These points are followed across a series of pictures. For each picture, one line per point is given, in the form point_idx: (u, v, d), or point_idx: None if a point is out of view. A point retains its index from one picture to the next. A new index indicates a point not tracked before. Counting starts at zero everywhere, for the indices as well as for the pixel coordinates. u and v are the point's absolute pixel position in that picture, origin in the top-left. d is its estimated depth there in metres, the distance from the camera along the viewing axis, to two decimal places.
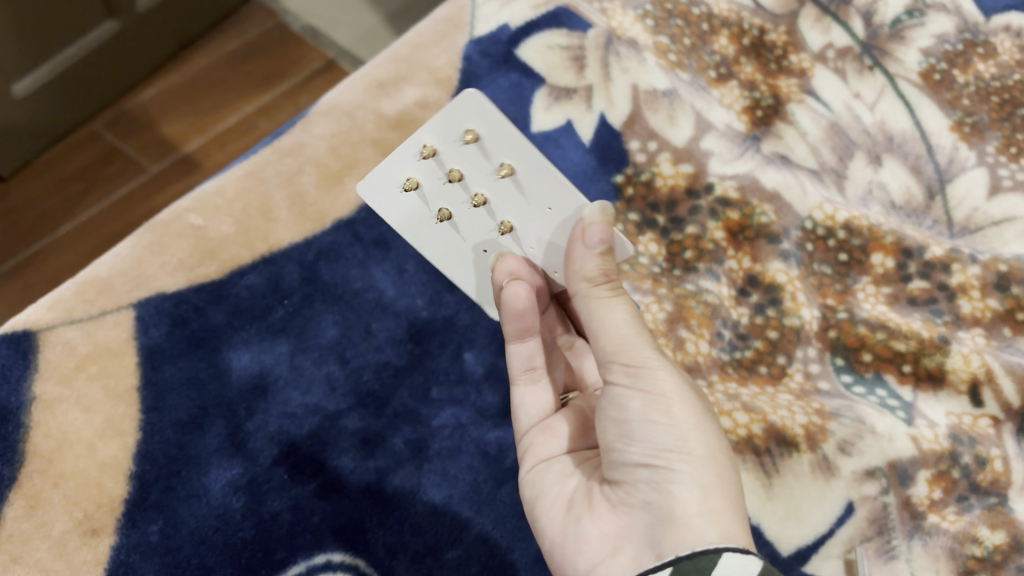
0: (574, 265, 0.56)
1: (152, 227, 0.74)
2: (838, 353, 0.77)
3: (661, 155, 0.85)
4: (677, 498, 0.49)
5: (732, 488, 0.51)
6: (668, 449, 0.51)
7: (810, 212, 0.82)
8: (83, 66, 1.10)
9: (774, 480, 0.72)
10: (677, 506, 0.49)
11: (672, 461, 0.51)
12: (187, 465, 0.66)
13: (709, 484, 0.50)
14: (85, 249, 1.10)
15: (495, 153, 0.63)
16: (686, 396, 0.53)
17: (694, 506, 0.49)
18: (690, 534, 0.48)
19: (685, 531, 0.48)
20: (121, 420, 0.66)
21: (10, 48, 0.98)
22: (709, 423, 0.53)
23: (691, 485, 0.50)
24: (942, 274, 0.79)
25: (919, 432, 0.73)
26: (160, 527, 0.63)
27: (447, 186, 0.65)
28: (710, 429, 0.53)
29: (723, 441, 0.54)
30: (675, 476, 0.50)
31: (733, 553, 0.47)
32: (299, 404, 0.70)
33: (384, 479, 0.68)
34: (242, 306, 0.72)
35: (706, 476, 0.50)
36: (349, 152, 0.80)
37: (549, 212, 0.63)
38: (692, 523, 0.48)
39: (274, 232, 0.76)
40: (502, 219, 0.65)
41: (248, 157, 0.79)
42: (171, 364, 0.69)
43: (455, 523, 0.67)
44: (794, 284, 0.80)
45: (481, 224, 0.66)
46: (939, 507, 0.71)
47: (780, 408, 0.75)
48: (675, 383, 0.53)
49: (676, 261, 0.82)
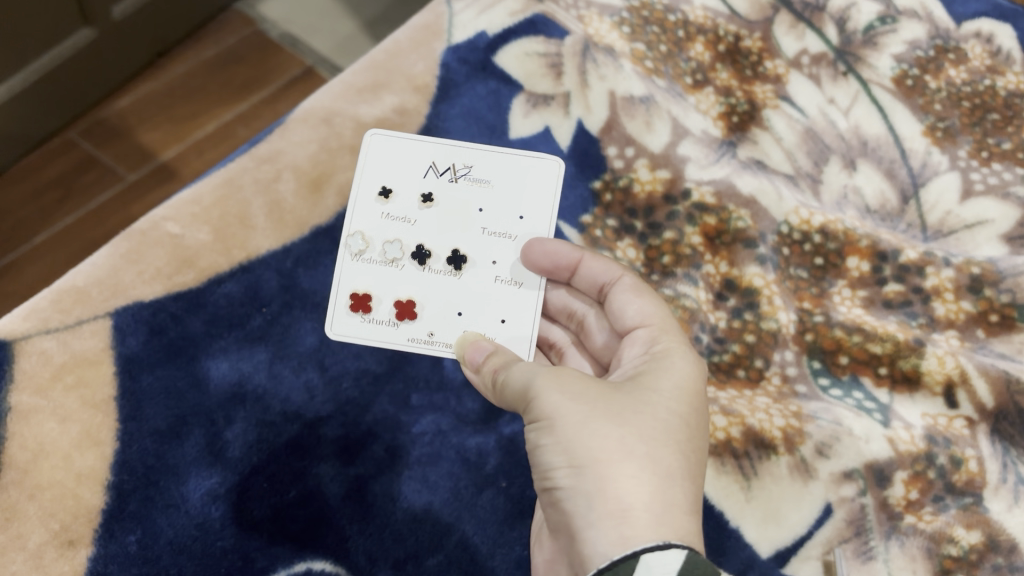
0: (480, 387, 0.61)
1: (128, 235, 0.73)
2: (815, 355, 0.78)
3: (638, 161, 0.86)
4: (570, 514, 0.50)
5: (629, 480, 0.49)
6: (556, 468, 0.51)
7: (786, 217, 0.83)
8: (70, 69, 1.07)
9: (753, 483, 0.73)
10: (573, 522, 0.50)
11: (562, 478, 0.51)
12: (165, 475, 0.65)
13: (592, 490, 0.49)
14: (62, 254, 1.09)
15: (392, 275, 0.69)
16: (569, 403, 0.51)
17: (584, 518, 0.49)
18: (587, 546, 0.49)
19: (582, 544, 0.49)
20: (98, 430, 0.66)
21: (8, 55, 0.96)
22: (601, 419, 0.51)
23: (579, 497, 0.49)
24: (916, 277, 0.80)
25: (896, 434, 0.74)
26: (138, 538, 0.63)
27: (414, 209, 0.70)
28: (602, 425, 0.50)
29: (627, 428, 0.51)
30: (565, 493, 0.50)
31: (652, 552, 0.46)
32: (279, 412, 0.69)
33: (365, 486, 0.67)
34: (220, 313, 0.71)
35: (590, 482, 0.49)
36: (326, 160, 0.78)
37: (459, 316, 0.68)
38: (586, 535, 0.49)
39: (251, 240, 0.74)
40: (456, 261, 0.69)
41: (224, 165, 0.77)
42: (149, 373, 0.68)
43: (436, 529, 0.66)
44: (770, 287, 0.81)
45: (457, 233, 0.70)
46: (915, 508, 0.71)
47: (758, 410, 0.76)
48: (557, 397, 0.52)
49: (654, 266, 0.82)
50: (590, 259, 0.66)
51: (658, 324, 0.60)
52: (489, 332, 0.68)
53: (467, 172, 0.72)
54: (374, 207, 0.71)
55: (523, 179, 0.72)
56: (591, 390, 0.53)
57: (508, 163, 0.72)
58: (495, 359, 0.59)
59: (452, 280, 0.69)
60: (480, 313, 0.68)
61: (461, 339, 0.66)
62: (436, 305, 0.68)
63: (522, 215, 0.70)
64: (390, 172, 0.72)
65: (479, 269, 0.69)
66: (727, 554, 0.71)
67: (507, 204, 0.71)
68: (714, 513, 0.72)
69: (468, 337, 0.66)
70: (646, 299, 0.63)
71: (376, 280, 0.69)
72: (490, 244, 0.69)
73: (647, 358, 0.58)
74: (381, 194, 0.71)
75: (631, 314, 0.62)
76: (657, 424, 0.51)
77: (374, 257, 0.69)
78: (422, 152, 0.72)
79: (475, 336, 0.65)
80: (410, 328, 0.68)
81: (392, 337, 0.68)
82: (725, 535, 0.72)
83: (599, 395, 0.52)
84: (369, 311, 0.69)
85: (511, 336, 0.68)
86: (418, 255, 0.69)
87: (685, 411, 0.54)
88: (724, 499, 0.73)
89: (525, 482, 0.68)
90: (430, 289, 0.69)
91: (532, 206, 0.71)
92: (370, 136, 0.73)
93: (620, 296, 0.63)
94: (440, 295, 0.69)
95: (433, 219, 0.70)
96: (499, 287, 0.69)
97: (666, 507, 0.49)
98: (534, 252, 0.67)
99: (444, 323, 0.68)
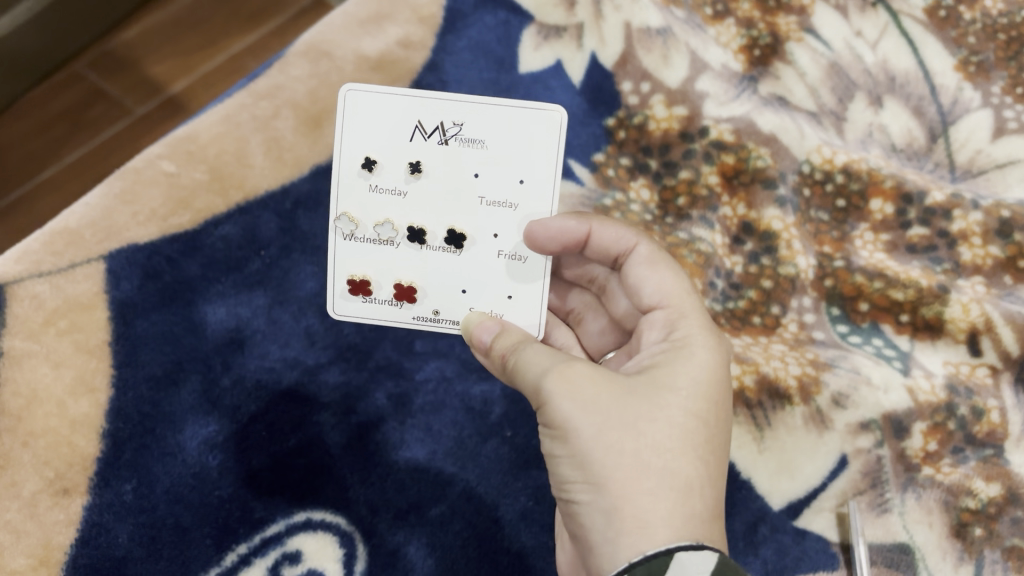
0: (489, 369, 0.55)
1: (123, 173, 0.70)
2: (834, 302, 0.76)
3: (654, 97, 0.83)
4: (588, 528, 0.47)
5: (644, 498, 0.45)
6: (573, 478, 0.48)
7: (808, 155, 0.80)
8: None
9: (766, 434, 0.72)
10: (590, 536, 0.47)
11: (579, 492, 0.48)
12: (162, 422, 0.62)
13: (608, 509, 0.46)
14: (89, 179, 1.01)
15: (392, 259, 0.58)
16: (581, 413, 0.47)
17: (600, 534, 0.46)
18: (605, 561, 0.46)
19: (599, 558, 0.46)
20: (92, 376, 0.63)
21: None
22: (615, 430, 0.46)
23: (596, 513, 0.47)
24: (943, 220, 0.77)
25: (916, 383, 0.73)
26: (134, 487, 0.60)
27: (402, 181, 0.57)
28: (617, 438, 0.46)
29: (641, 439, 0.46)
30: (581, 507, 0.48)
31: (686, 550, 0.44)
32: (278, 358, 0.66)
33: (366, 435, 0.65)
34: (217, 256, 0.69)
35: (607, 501, 0.46)
36: (326, 96, 0.76)
37: (464, 294, 0.58)
38: (603, 552, 0.46)
39: (249, 179, 0.72)
40: (456, 237, 0.57)
41: (222, 100, 0.75)
42: (144, 317, 0.65)
43: (438, 479, 0.64)
44: (790, 231, 0.78)
45: (455, 208, 0.57)
46: (933, 460, 0.71)
47: (774, 359, 0.74)
48: (569, 406, 0.47)
49: (669, 208, 0.80)
50: (599, 228, 0.57)
51: (678, 306, 0.53)
52: (495, 310, 0.58)
53: (459, 132, 0.57)
54: (357, 181, 0.57)
55: (525, 137, 0.57)
56: (603, 395, 0.48)
57: (503, 115, 0.57)
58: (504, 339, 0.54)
59: (452, 258, 0.58)
60: (487, 293, 0.58)
61: (466, 319, 0.57)
62: (438, 284, 0.58)
63: (521, 179, 0.57)
64: (372, 133, 0.57)
65: (482, 243, 0.58)
66: (737, 507, 0.70)
67: (505, 165, 0.57)
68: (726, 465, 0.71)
69: (473, 317, 0.57)
70: (664, 272, 0.55)
71: (371, 263, 0.58)
72: (491, 216, 0.57)
73: (664, 350, 0.51)
74: (364, 165, 0.57)
75: (649, 290, 0.55)
76: (673, 433, 0.47)
77: (368, 237, 0.58)
78: (402, 110, 0.57)
79: (478, 313, 0.57)
80: (414, 308, 0.59)
81: (397, 318, 0.60)
82: (736, 488, 0.70)
83: (613, 399, 0.48)
84: (370, 294, 0.59)
85: (521, 310, 0.58)
86: (415, 235, 0.58)
87: (702, 410, 0.49)
88: (736, 450, 0.71)
89: (530, 432, 0.66)
90: (429, 268, 0.58)
91: (533, 168, 0.57)
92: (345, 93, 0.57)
93: (635, 272, 0.56)
94: (443, 273, 0.58)
95: (426, 194, 0.57)
96: (502, 263, 0.58)
97: (686, 518, 0.46)
98: (539, 233, 0.56)
99: (449, 301, 0.59)
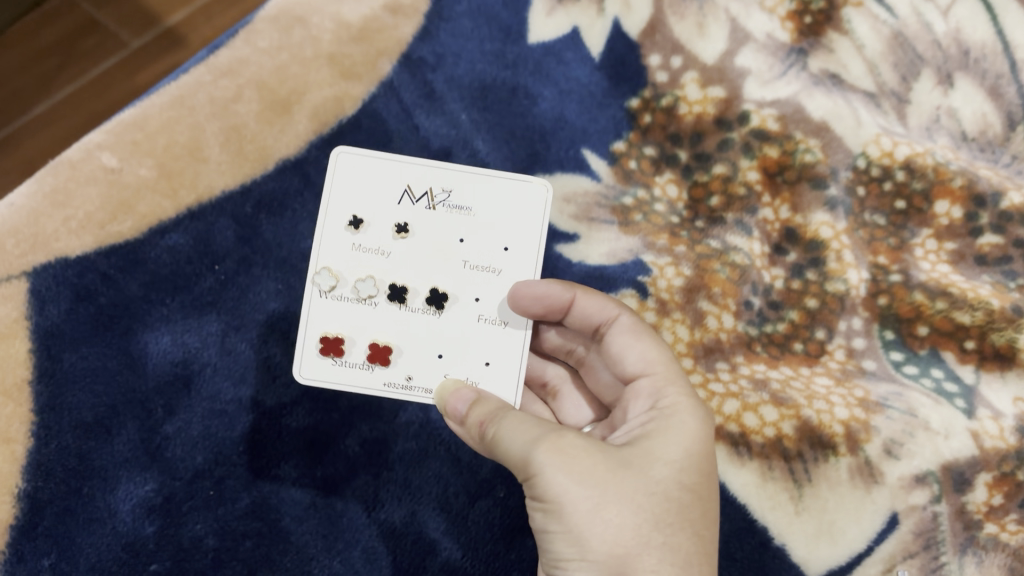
0: (470, 443, 0.48)
1: (56, 167, 0.59)
2: (887, 324, 0.64)
3: (686, 74, 0.70)
4: None
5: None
6: (566, 555, 0.41)
7: (864, 147, 0.67)
8: None
9: (806, 491, 0.61)
10: None
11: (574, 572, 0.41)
12: (91, 480, 0.55)
13: None
14: (60, 134, 0.78)
15: (371, 321, 0.54)
16: (578, 486, 0.40)
17: None
18: None
19: None
20: (7, 424, 0.55)
21: None
22: (616, 505, 0.40)
23: None
24: (1020, 227, 0.65)
25: (981, 427, 0.61)
26: (54, 561, 0.53)
27: (387, 241, 0.55)
28: (620, 513, 0.40)
29: (644, 514, 0.41)
30: None
31: None
32: (231, 399, 0.57)
33: (335, 492, 0.56)
34: (161, 273, 0.59)
35: None
36: (298, 73, 0.64)
37: (440, 358, 0.54)
38: None
39: (203, 176, 0.61)
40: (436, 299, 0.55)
41: (175, 76, 0.63)
42: (73, 351, 0.57)
43: (418, 547, 0.56)
44: (840, 240, 0.66)
45: (438, 270, 0.55)
46: (997, 516, 0.60)
47: (817, 399, 0.63)
48: (563, 477, 0.40)
49: (699, 209, 0.68)
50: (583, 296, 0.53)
51: (663, 374, 0.48)
52: (471, 377, 0.54)
53: (448, 199, 0.56)
54: (342, 238, 0.55)
55: (512, 208, 0.57)
56: (601, 466, 0.41)
57: (492, 184, 0.57)
58: (483, 407, 0.47)
59: (431, 321, 0.55)
60: (464, 359, 0.54)
61: (441, 385, 0.52)
62: (413, 347, 0.54)
63: (507, 246, 0.56)
64: (362, 195, 0.56)
65: (463, 304, 0.55)
66: None
67: (491, 232, 0.56)
68: (756, 529, 0.61)
69: (449, 384, 0.52)
70: (648, 342, 0.50)
71: (345, 319, 0.54)
72: (473, 280, 0.55)
73: (652, 419, 0.45)
74: (348, 223, 0.55)
75: (632, 359, 0.50)
76: (674, 505, 0.42)
77: (348, 296, 0.55)
78: (393, 173, 0.57)
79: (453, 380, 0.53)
80: (386, 372, 0.54)
81: (367, 384, 0.54)
82: (768, 556, 0.61)
83: (610, 467, 0.41)
84: (342, 354, 0.54)
85: (498, 378, 0.54)
86: (395, 294, 0.55)
87: (699, 477, 0.44)
88: (768, 511, 0.61)
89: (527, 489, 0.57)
90: (407, 330, 0.54)
91: (519, 237, 0.56)
92: (338, 154, 0.56)
93: (616, 340, 0.50)
94: (420, 334, 0.54)
95: (410, 257, 0.55)
96: (482, 326, 0.55)
97: None
98: (522, 294, 0.52)
99: (424, 365, 0.54)
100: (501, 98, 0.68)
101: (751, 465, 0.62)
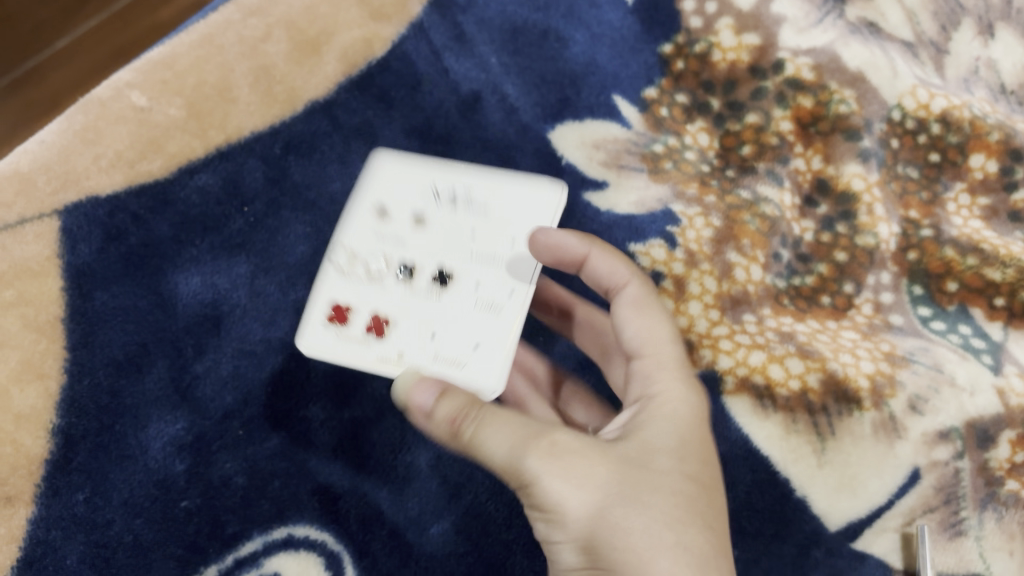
0: (435, 439, 0.44)
1: (88, 106, 0.61)
2: (916, 280, 0.63)
3: (721, 20, 0.69)
4: None
5: None
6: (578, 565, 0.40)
7: (900, 99, 0.66)
8: None
9: (828, 445, 0.59)
10: None
11: None
12: (123, 417, 0.55)
13: None
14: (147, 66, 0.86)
15: (378, 297, 0.54)
16: (577, 491, 0.40)
17: None
18: None
19: None
20: (41, 360, 0.55)
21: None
22: (619, 506, 0.40)
23: None
24: None
25: (1008, 384, 0.59)
26: (87, 497, 0.53)
27: (408, 228, 0.56)
28: (624, 515, 0.40)
29: (650, 514, 0.40)
30: None
31: None
32: (260, 340, 0.58)
33: (360, 433, 0.57)
34: (191, 214, 0.60)
35: None
36: (328, 13, 0.66)
37: (432, 339, 0.52)
38: None
39: (233, 116, 0.62)
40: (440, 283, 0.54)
41: (206, 17, 0.65)
42: (104, 289, 0.57)
43: (443, 490, 0.56)
44: (872, 192, 0.65)
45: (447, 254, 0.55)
46: (1021, 473, 0.58)
47: (843, 353, 0.61)
48: (560, 486, 0.40)
49: (730, 157, 0.67)
50: (599, 254, 0.52)
51: (659, 356, 0.47)
52: (457, 358, 0.52)
53: (468, 196, 0.57)
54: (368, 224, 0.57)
55: (530, 206, 0.57)
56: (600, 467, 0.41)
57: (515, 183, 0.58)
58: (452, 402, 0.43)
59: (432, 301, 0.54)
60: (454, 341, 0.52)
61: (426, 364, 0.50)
62: (411, 326, 0.53)
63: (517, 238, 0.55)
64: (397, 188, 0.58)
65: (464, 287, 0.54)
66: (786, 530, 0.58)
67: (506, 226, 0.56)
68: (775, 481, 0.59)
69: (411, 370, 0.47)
70: (655, 318, 0.49)
71: (354, 293, 0.54)
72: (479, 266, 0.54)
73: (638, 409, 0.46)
74: (378, 210, 0.57)
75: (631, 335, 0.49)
76: (680, 502, 0.41)
77: (363, 274, 0.55)
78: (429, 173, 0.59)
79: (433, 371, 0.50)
80: (380, 348, 0.53)
81: (359, 356, 0.53)
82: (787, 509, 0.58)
83: (612, 470, 0.41)
84: (346, 323, 0.54)
85: (483, 363, 0.51)
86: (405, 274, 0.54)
87: (701, 471, 0.43)
88: (790, 464, 0.59)
89: None
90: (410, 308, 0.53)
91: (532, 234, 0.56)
92: (379, 158, 0.60)
93: (620, 311, 0.50)
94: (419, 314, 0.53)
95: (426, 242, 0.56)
96: (479, 310, 0.53)
97: None
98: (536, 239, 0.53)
99: (416, 346, 0.52)
100: (532, 40, 0.69)
101: (774, 418, 0.60)
